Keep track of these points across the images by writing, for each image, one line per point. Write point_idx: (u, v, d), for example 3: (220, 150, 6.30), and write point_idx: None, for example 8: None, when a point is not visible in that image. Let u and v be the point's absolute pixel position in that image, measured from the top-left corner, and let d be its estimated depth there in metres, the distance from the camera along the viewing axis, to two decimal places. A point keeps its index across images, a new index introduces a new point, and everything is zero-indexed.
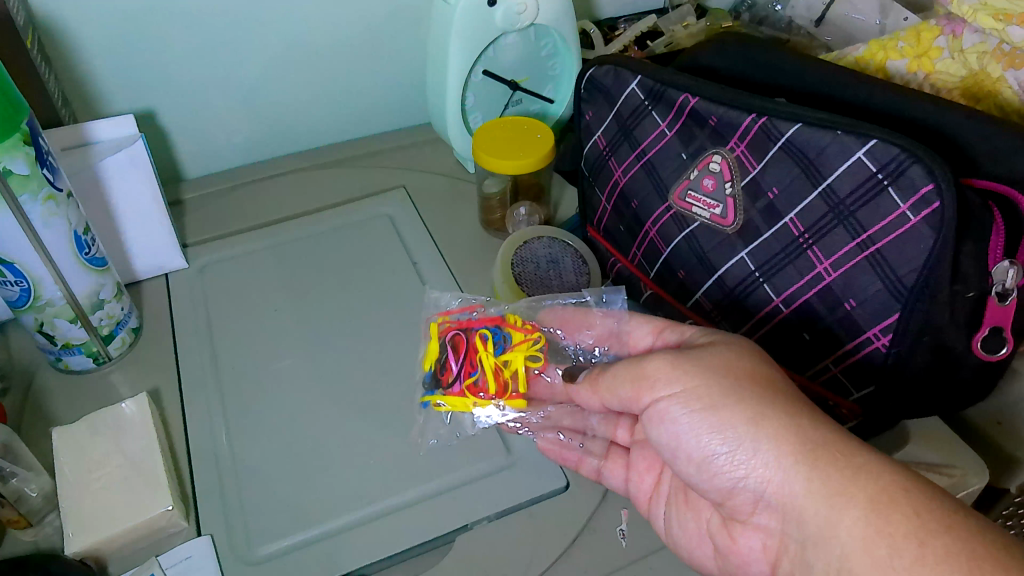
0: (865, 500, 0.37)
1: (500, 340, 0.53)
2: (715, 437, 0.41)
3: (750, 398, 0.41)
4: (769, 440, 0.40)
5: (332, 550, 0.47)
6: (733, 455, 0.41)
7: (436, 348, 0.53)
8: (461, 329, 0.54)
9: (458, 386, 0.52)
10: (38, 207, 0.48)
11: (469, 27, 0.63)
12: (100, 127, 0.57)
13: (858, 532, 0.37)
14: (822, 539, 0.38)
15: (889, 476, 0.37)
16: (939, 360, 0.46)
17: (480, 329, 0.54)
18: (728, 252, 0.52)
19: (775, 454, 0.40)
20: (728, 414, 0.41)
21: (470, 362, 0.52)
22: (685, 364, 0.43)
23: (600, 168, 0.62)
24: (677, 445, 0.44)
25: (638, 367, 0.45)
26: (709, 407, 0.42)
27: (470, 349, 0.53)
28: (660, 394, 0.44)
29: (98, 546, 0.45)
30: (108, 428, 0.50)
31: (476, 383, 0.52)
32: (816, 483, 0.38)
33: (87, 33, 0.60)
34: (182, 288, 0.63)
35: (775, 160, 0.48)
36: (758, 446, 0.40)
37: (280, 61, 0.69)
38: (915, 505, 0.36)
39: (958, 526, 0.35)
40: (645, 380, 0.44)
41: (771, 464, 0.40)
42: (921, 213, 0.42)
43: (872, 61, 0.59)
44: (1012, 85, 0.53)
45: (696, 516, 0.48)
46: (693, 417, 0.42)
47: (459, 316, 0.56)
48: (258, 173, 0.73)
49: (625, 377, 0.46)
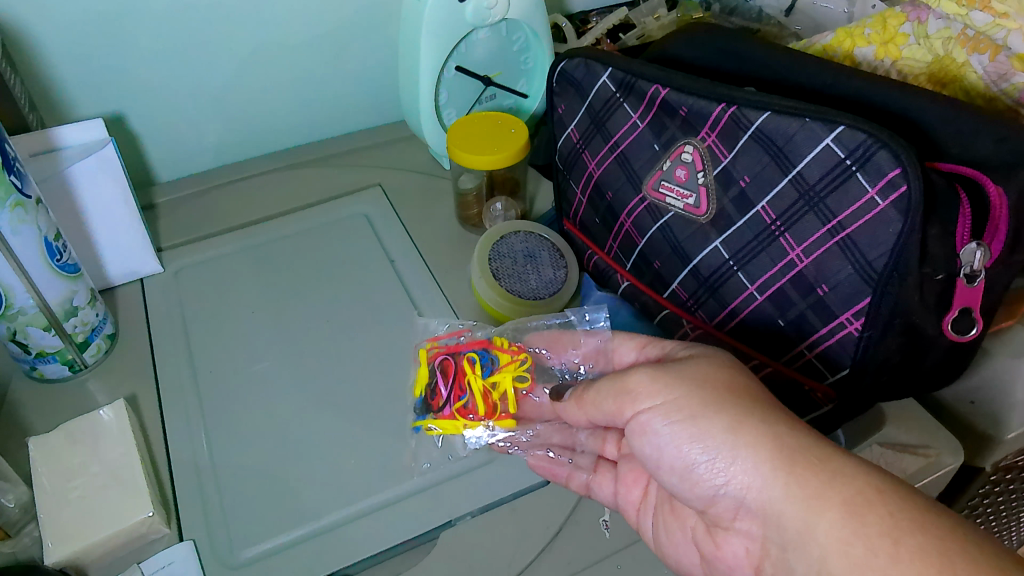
0: (842, 503, 0.37)
1: (488, 362, 0.54)
2: (696, 446, 0.42)
3: (731, 408, 0.41)
4: (748, 447, 0.40)
5: (315, 553, 0.47)
6: (713, 464, 0.41)
7: (425, 373, 0.53)
8: (449, 353, 0.54)
9: (448, 410, 0.52)
10: (6, 214, 0.47)
11: (440, 23, 0.63)
12: (67, 132, 0.57)
13: (836, 534, 0.37)
14: (802, 543, 0.39)
15: (864, 477, 0.38)
16: (912, 342, 0.47)
17: (468, 352, 0.54)
18: (702, 242, 0.52)
19: (754, 461, 0.40)
20: (708, 424, 0.41)
21: (459, 386, 0.53)
22: (663, 376, 0.44)
23: (574, 160, 0.62)
24: (660, 456, 0.44)
25: (621, 381, 0.45)
26: (689, 417, 0.42)
27: (459, 371, 0.53)
28: (642, 407, 0.44)
29: (78, 555, 0.45)
30: (84, 437, 0.50)
31: (465, 406, 0.52)
32: (793, 488, 0.39)
33: (51, 37, 0.59)
34: (158, 292, 0.62)
35: (744, 148, 0.48)
36: (738, 454, 0.40)
37: (251, 61, 0.68)
38: (888, 506, 0.37)
39: (931, 524, 0.36)
40: (627, 393, 0.45)
41: (750, 470, 0.40)
42: (890, 198, 0.42)
43: (839, 48, 0.60)
44: (976, 70, 0.53)
45: (682, 525, 0.48)
46: (674, 428, 0.43)
47: (446, 341, 0.56)
48: (233, 174, 0.73)
49: (608, 392, 0.46)
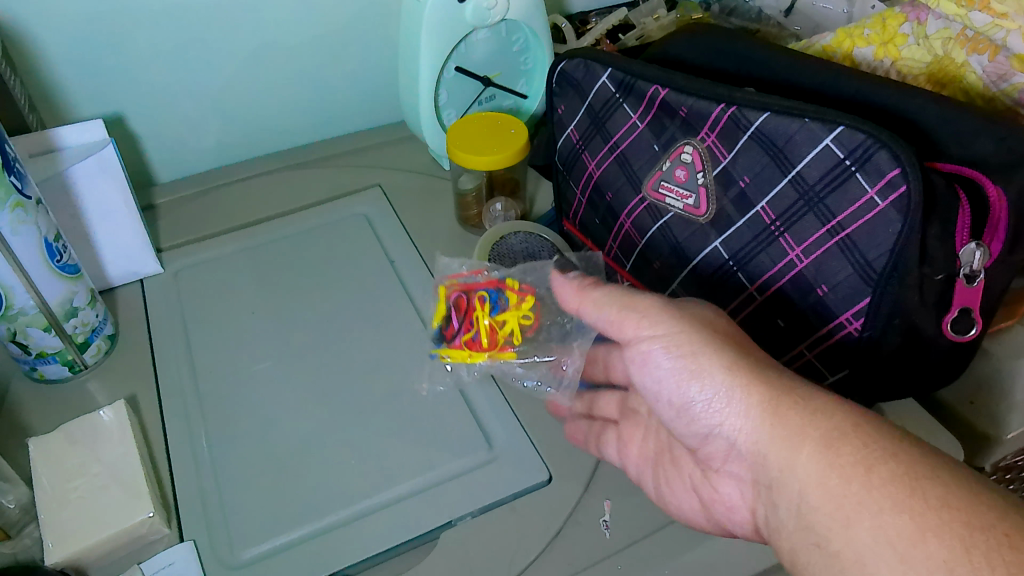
0: (820, 439, 0.39)
1: (500, 302, 0.59)
2: (694, 384, 0.44)
3: (726, 350, 0.44)
4: (741, 387, 0.42)
5: (316, 553, 0.47)
6: (709, 402, 0.44)
7: (442, 307, 0.59)
8: (465, 291, 0.60)
9: (458, 341, 0.57)
10: (6, 215, 0.47)
11: (439, 23, 0.63)
12: (67, 133, 0.57)
13: (813, 466, 0.39)
14: (783, 477, 0.40)
15: (844, 415, 0.40)
16: (912, 342, 0.47)
17: (482, 291, 0.60)
18: (702, 241, 0.52)
19: (745, 401, 0.42)
20: (706, 361, 0.44)
21: (470, 321, 0.58)
22: (667, 311, 0.46)
23: (574, 160, 0.62)
24: (660, 390, 0.47)
25: (627, 300, 0.48)
26: (689, 354, 0.44)
27: (470, 309, 0.59)
28: (645, 342, 0.47)
29: (79, 556, 0.45)
30: (85, 438, 0.50)
31: (473, 338, 0.57)
32: (778, 426, 0.41)
33: (51, 38, 0.59)
34: (158, 292, 0.62)
35: (744, 148, 0.48)
36: (732, 394, 0.43)
37: (251, 62, 0.68)
38: (865, 439, 0.39)
39: (903, 453, 0.37)
40: (631, 318, 0.48)
41: (741, 411, 0.42)
42: (889, 197, 0.42)
43: (839, 49, 0.60)
44: (976, 70, 0.53)
45: (682, 476, 0.50)
46: (676, 362, 0.45)
47: (465, 279, 0.61)
48: (232, 175, 0.73)
49: (612, 321, 0.49)
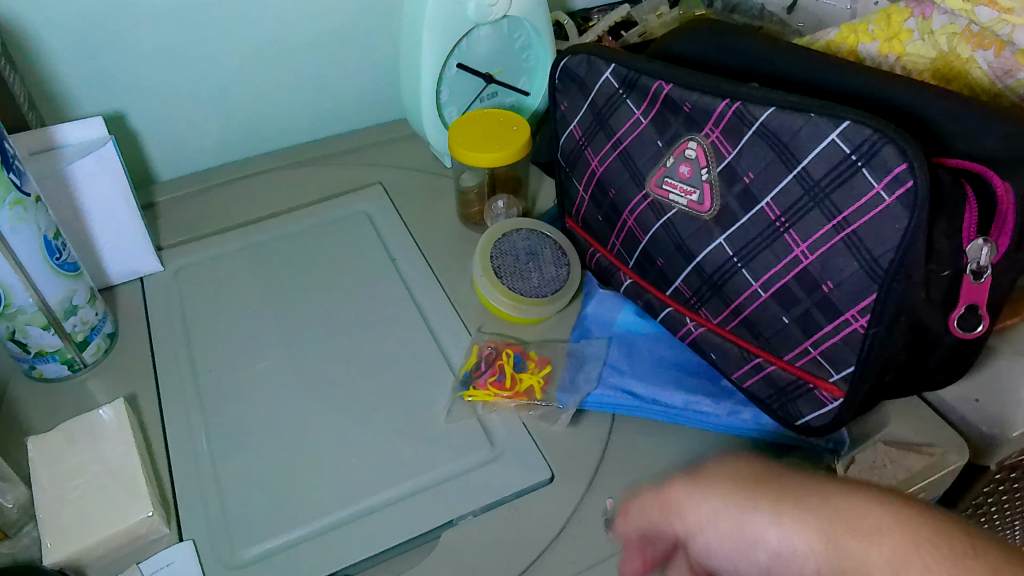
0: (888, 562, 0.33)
1: (524, 360, 0.57)
2: (742, 532, 0.38)
3: (764, 497, 0.38)
4: (794, 520, 0.36)
5: (317, 553, 0.46)
6: (766, 549, 0.37)
7: (473, 356, 0.57)
8: (496, 347, 0.58)
9: (484, 384, 0.54)
10: (5, 212, 0.47)
11: (442, 20, 0.62)
12: (68, 129, 0.56)
13: None
14: None
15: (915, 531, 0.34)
16: (918, 339, 0.46)
17: (509, 349, 0.58)
18: (706, 238, 0.52)
19: (798, 536, 0.36)
20: (748, 511, 0.38)
21: (496, 370, 0.56)
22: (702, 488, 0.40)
23: (576, 158, 0.62)
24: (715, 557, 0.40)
25: (661, 499, 0.42)
26: (727, 508, 0.39)
27: (497, 361, 0.56)
28: (689, 528, 0.41)
29: (77, 556, 0.44)
30: (84, 437, 0.50)
31: (499, 384, 0.54)
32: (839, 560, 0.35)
33: (51, 35, 0.59)
34: (157, 290, 0.62)
35: (749, 144, 0.48)
36: (785, 531, 0.36)
37: (252, 60, 0.68)
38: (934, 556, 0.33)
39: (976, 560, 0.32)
40: (672, 511, 0.41)
41: (798, 548, 0.36)
42: (896, 193, 0.42)
43: (843, 45, 0.59)
44: (982, 66, 0.53)
45: None
46: (717, 514, 0.39)
47: (495, 339, 0.59)
48: (232, 172, 0.72)
49: (651, 512, 0.42)
